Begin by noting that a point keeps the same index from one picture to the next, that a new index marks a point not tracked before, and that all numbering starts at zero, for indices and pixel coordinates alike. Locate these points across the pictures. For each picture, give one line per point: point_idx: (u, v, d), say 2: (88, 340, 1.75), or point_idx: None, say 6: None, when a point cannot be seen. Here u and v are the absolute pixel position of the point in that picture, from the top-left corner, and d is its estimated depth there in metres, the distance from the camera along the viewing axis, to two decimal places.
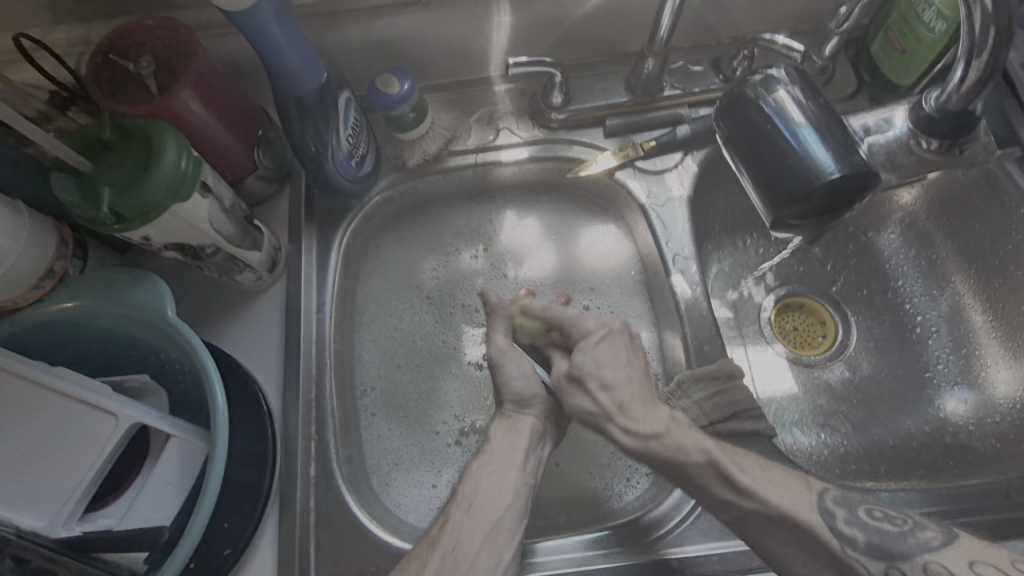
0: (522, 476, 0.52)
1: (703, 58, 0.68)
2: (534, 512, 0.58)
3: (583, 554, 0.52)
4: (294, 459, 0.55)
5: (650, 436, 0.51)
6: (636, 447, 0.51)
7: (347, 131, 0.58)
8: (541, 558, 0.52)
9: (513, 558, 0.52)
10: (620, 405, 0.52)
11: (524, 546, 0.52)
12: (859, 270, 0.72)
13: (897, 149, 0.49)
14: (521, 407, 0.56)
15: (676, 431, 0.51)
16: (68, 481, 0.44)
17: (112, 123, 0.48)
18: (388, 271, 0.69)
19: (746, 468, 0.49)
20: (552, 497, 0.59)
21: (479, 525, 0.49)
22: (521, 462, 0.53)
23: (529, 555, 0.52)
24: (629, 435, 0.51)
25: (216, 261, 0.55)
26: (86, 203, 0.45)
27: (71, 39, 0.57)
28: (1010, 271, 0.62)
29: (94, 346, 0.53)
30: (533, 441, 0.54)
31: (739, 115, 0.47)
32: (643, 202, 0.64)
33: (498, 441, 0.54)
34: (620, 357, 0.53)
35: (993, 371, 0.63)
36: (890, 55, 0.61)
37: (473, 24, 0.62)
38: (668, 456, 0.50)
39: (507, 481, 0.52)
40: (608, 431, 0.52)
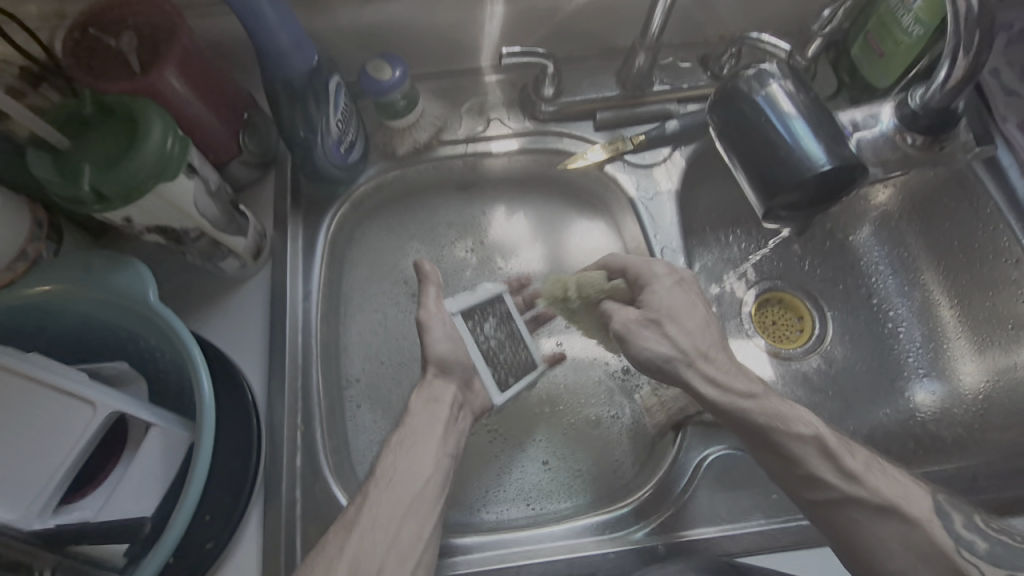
0: (444, 448, 0.51)
1: (692, 55, 0.69)
2: (462, 502, 0.58)
3: (519, 547, 0.52)
4: (280, 451, 0.54)
5: (747, 398, 0.49)
6: (726, 402, 0.49)
7: (337, 117, 0.57)
8: (480, 552, 0.52)
9: (449, 553, 0.52)
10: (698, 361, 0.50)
11: (442, 544, 0.53)
12: (834, 266, 0.74)
13: (882, 145, 0.51)
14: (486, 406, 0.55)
15: (776, 398, 0.49)
16: (41, 472, 0.42)
17: (93, 99, 0.46)
18: (374, 261, 0.68)
19: (856, 451, 0.47)
20: (484, 485, 0.59)
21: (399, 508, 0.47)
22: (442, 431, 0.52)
23: (466, 551, 0.52)
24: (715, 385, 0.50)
25: (199, 246, 0.53)
26: (64, 181, 0.43)
27: (43, 13, 0.55)
28: (976, 268, 0.65)
29: (70, 333, 0.50)
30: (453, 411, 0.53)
31: (732, 108, 0.48)
32: (633, 196, 0.65)
33: (418, 410, 0.52)
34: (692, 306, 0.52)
35: (960, 364, 0.66)
36: (869, 58, 0.63)
37: (466, 12, 0.62)
38: (764, 420, 0.48)
39: (426, 454, 0.50)
40: (691, 379, 0.50)
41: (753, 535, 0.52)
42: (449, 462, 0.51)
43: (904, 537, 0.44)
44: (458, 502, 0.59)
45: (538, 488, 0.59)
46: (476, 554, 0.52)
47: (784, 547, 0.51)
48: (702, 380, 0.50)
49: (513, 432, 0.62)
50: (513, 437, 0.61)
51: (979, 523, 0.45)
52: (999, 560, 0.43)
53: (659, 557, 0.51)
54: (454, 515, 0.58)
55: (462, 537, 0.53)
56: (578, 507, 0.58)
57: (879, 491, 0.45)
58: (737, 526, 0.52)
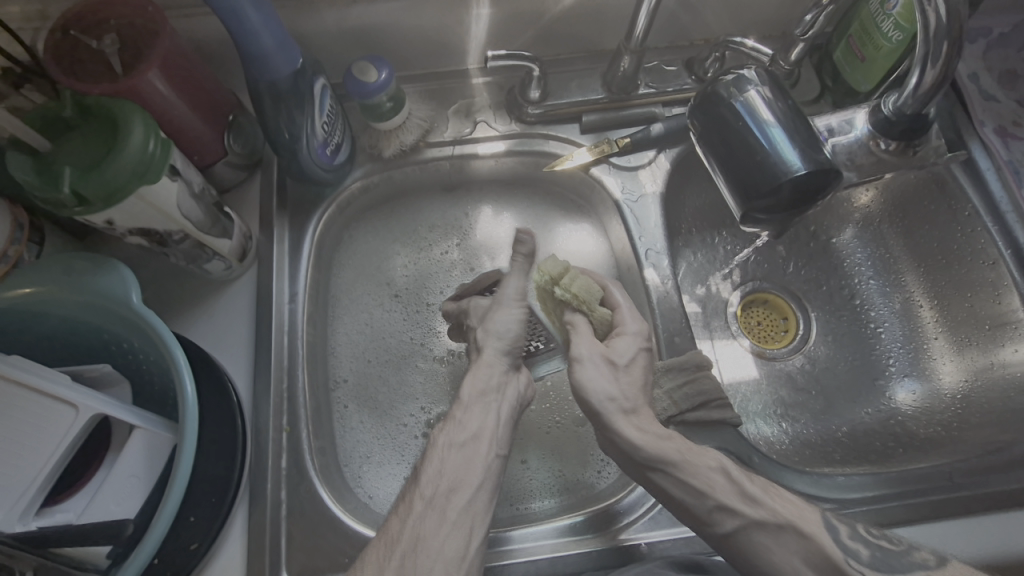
0: (496, 449, 0.46)
1: (677, 58, 0.69)
2: (501, 499, 0.59)
3: (572, 536, 0.53)
4: (265, 452, 0.54)
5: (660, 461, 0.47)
6: (648, 446, 0.46)
7: (322, 118, 0.57)
8: (532, 542, 0.53)
9: (505, 543, 0.53)
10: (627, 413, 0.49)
11: (496, 535, 0.53)
12: (818, 267, 0.75)
13: (857, 150, 0.52)
14: None
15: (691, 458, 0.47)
16: (23, 474, 0.42)
17: (73, 101, 0.46)
18: (361, 262, 0.68)
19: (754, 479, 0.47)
20: (518, 479, 0.60)
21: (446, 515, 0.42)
22: (495, 429, 0.47)
23: (522, 540, 0.53)
24: (641, 433, 0.47)
25: (183, 248, 0.53)
26: (44, 184, 0.43)
27: (26, 13, 0.55)
28: (955, 269, 0.66)
29: (52, 334, 0.50)
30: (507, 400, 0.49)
31: (712, 114, 0.49)
32: (618, 198, 0.66)
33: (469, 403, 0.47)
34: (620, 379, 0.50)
35: (940, 363, 0.67)
36: (851, 63, 0.64)
37: (451, 15, 0.62)
38: (674, 458, 0.46)
39: (476, 455, 0.45)
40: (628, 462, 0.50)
41: None
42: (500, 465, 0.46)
43: (803, 550, 0.44)
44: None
45: (523, 487, 0.60)
46: (526, 544, 0.53)
47: None
48: (631, 429, 0.47)
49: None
50: (526, 430, 0.62)
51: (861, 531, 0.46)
52: (879, 564, 0.44)
53: (642, 555, 0.52)
54: (497, 513, 0.58)
55: (516, 529, 0.54)
56: (565, 506, 0.58)
57: (779, 514, 0.45)
58: None
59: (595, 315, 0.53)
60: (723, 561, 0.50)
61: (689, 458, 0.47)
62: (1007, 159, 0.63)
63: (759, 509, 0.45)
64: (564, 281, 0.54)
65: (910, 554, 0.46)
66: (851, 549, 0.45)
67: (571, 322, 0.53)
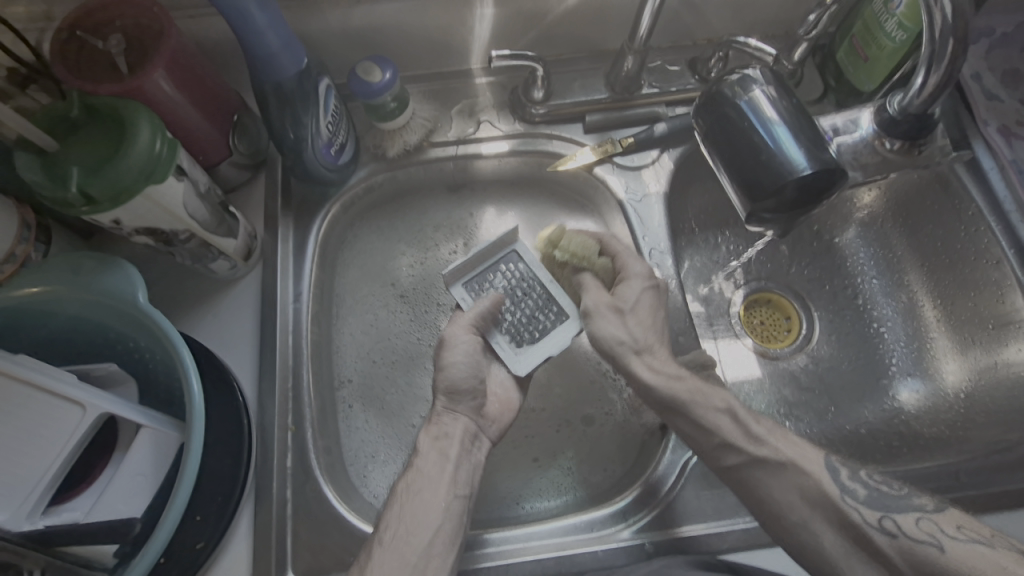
0: (452, 490, 0.52)
1: (680, 58, 0.69)
2: (479, 501, 0.59)
3: (551, 539, 0.53)
4: (270, 451, 0.54)
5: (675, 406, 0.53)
6: (660, 384, 0.53)
7: (327, 119, 0.57)
8: (508, 545, 0.52)
9: (479, 546, 0.53)
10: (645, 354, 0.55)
11: (469, 538, 0.53)
12: (821, 267, 0.75)
13: (862, 149, 0.52)
14: (451, 406, 0.56)
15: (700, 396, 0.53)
16: (32, 472, 0.43)
17: (81, 101, 0.46)
18: (366, 261, 0.68)
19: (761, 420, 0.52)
20: (506, 480, 0.60)
21: (406, 555, 0.47)
22: (453, 474, 0.52)
23: (496, 544, 0.53)
24: (655, 372, 0.54)
25: (188, 248, 0.53)
26: (52, 183, 0.43)
27: (32, 13, 0.55)
28: (959, 269, 0.66)
29: (59, 333, 0.50)
30: (463, 449, 0.54)
31: (716, 113, 0.49)
32: (622, 197, 0.66)
33: (428, 451, 0.53)
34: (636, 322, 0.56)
35: (944, 363, 0.68)
36: (855, 63, 0.64)
37: (456, 15, 0.62)
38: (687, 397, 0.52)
39: (434, 497, 0.51)
40: None
41: (738, 532, 0.52)
42: (459, 504, 0.51)
43: (797, 488, 0.48)
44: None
45: (527, 487, 0.60)
46: (501, 547, 0.52)
47: (768, 544, 0.52)
48: (645, 370, 0.54)
49: (506, 430, 0.63)
50: (518, 434, 0.63)
51: (864, 477, 0.49)
52: (875, 503, 0.47)
53: (647, 554, 0.52)
54: (477, 515, 0.58)
55: (492, 532, 0.54)
56: (570, 505, 0.58)
57: (780, 452, 0.50)
58: (723, 523, 0.53)
59: (596, 266, 0.58)
60: (728, 560, 0.50)
61: (701, 399, 0.53)
62: (1011, 159, 0.63)
63: (762, 447, 0.50)
64: (563, 242, 0.58)
65: (908, 498, 0.47)
66: (848, 488, 0.48)
67: (578, 280, 0.58)
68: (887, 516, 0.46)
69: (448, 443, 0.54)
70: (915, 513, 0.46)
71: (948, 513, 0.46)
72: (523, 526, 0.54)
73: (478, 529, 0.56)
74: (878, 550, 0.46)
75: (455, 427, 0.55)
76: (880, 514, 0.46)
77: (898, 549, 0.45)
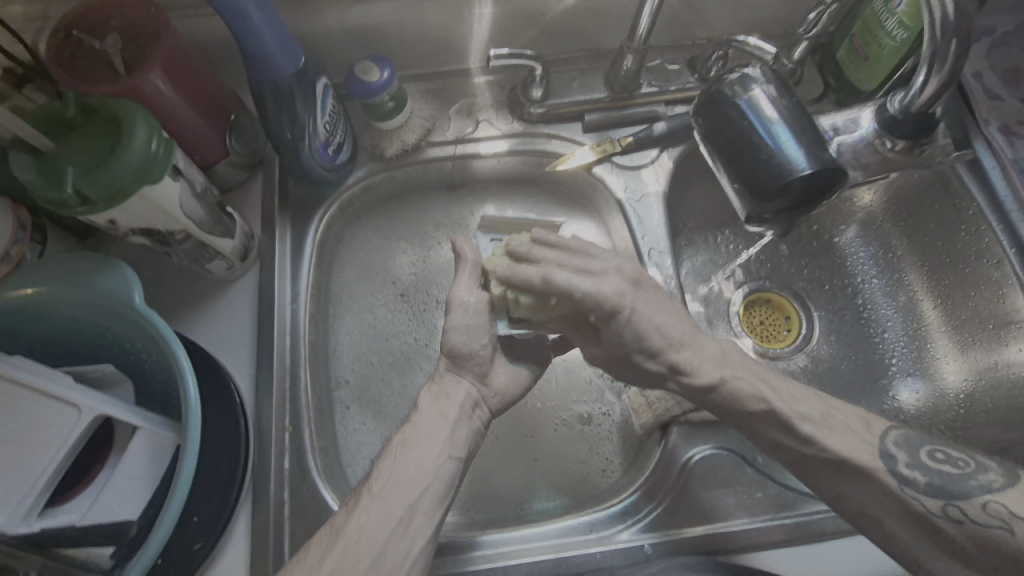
0: (448, 451, 0.47)
1: (680, 57, 0.69)
2: (476, 501, 0.59)
3: (549, 541, 0.52)
4: (268, 453, 0.54)
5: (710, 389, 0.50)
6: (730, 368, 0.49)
7: (323, 118, 0.57)
8: (505, 548, 0.52)
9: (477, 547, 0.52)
10: (664, 352, 0.50)
11: (466, 539, 0.53)
12: (820, 266, 0.75)
13: (862, 149, 0.52)
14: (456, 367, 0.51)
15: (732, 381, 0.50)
16: (26, 475, 0.42)
17: (76, 101, 0.45)
18: (363, 262, 0.68)
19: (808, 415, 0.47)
20: (502, 481, 0.60)
21: (393, 508, 0.44)
22: (450, 435, 0.48)
23: (493, 545, 0.52)
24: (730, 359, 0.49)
25: (185, 248, 0.53)
26: (47, 184, 0.42)
27: (27, 13, 0.55)
28: (959, 269, 0.66)
29: (54, 334, 0.50)
30: (465, 413, 0.50)
31: (716, 112, 0.48)
32: (621, 197, 0.65)
33: (427, 407, 0.49)
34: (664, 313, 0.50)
35: (944, 363, 0.67)
36: (855, 61, 0.64)
37: (454, 14, 0.62)
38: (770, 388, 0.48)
39: (428, 454, 0.47)
40: None
41: (737, 534, 0.52)
42: (452, 466, 0.47)
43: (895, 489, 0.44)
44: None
45: (525, 487, 0.59)
46: (498, 549, 0.52)
47: (767, 546, 0.52)
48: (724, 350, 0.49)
49: (503, 430, 0.62)
50: (514, 434, 0.62)
51: (920, 456, 0.45)
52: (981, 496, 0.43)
53: (645, 556, 0.51)
54: (472, 516, 0.58)
55: (488, 534, 0.53)
56: (568, 506, 0.58)
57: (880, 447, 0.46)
58: (722, 525, 0.52)
59: None
60: (727, 562, 0.50)
61: (738, 396, 0.49)
62: (1013, 158, 0.62)
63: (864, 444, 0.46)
64: None
65: (975, 477, 0.44)
66: (909, 479, 0.44)
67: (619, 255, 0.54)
68: (953, 503, 0.43)
69: (448, 403, 0.49)
70: (983, 496, 0.43)
71: (1019, 490, 0.42)
72: (518, 527, 0.54)
73: (474, 530, 0.56)
74: (947, 538, 0.43)
75: (456, 389, 0.50)
76: (946, 502, 0.43)
77: (968, 537, 0.42)
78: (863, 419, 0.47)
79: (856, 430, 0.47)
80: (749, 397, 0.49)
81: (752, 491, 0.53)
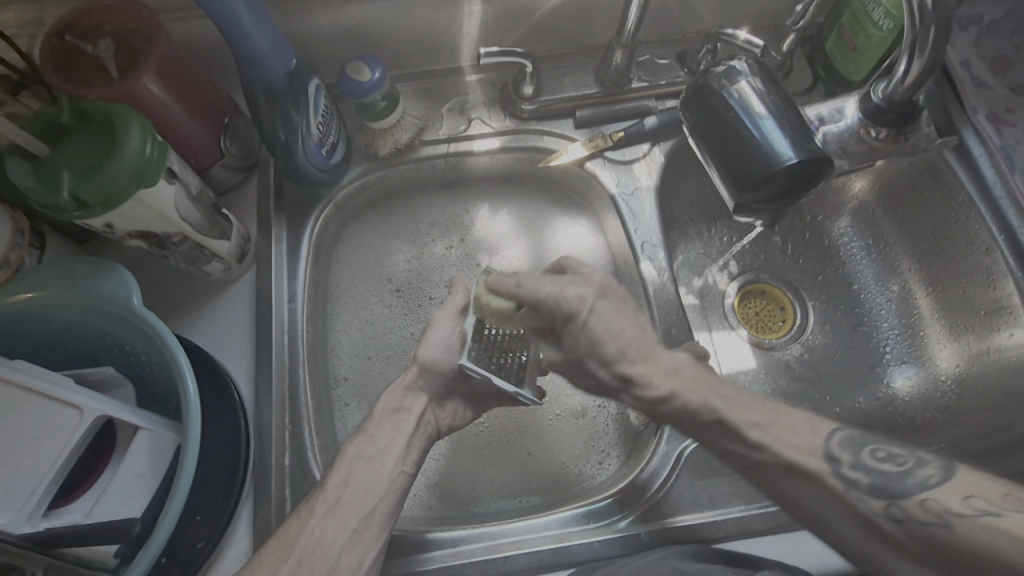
0: (400, 466, 0.49)
1: (670, 51, 0.69)
2: (476, 495, 0.60)
3: (546, 533, 0.53)
4: (268, 450, 0.54)
5: (661, 401, 0.50)
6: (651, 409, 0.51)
7: (317, 119, 0.57)
8: (506, 540, 0.53)
9: (476, 538, 0.53)
10: (617, 362, 0.51)
11: (464, 533, 0.53)
12: (814, 255, 0.76)
13: (848, 138, 0.53)
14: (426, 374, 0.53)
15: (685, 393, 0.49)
16: (29, 478, 0.43)
17: (71, 106, 0.46)
18: (360, 260, 0.69)
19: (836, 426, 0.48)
20: (501, 474, 0.61)
21: (348, 520, 0.45)
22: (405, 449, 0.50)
23: (492, 536, 0.53)
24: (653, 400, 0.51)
25: (182, 250, 0.54)
26: (44, 189, 0.43)
27: (21, 20, 0.55)
28: (950, 256, 0.67)
29: (55, 337, 0.51)
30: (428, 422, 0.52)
31: (704, 105, 0.49)
32: (613, 192, 0.66)
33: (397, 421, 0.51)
34: (611, 327, 0.50)
35: (937, 351, 0.68)
36: (843, 52, 0.64)
37: (444, 13, 0.63)
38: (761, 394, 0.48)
39: (382, 471, 0.48)
40: None
41: (733, 521, 0.53)
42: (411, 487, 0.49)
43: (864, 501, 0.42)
44: (446, 494, 0.60)
45: (524, 479, 0.60)
46: (498, 540, 0.53)
47: (765, 532, 0.52)
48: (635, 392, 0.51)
49: (502, 427, 0.63)
50: (512, 430, 0.63)
51: (863, 458, 0.43)
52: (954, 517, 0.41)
53: (643, 544, 0.52)
54: (470, 510, 0.59)
55: (487, 525, 0.54)
56: (567, 497, 0.59)
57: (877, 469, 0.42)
58: (717, 512, 0.53)
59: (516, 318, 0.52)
60: (724, 550, 0.51)
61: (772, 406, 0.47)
62: (1000, 145, 0.63)
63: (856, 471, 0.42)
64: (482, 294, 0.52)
65: (913, 475, 0.41)
66: (849, 480, 0.42)
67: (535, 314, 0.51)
68: (895, 504, 0.41)
69: (410, 417, 0.52)
70: (921, 494, 0.40)
71: (956, 484, 0.40)
72: (517, 519, 0.55)
73: (474, 522, 0.57)
74: (890, 537, 0.41)
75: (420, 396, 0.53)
76: (888, 503, 0.41)
77: (909, 535, 0.40)
78: (808, 421, 0.45)
79: (805, 433, 0.45)
80: (698, 408, 0.48)
81: (747, 479, 0.54)
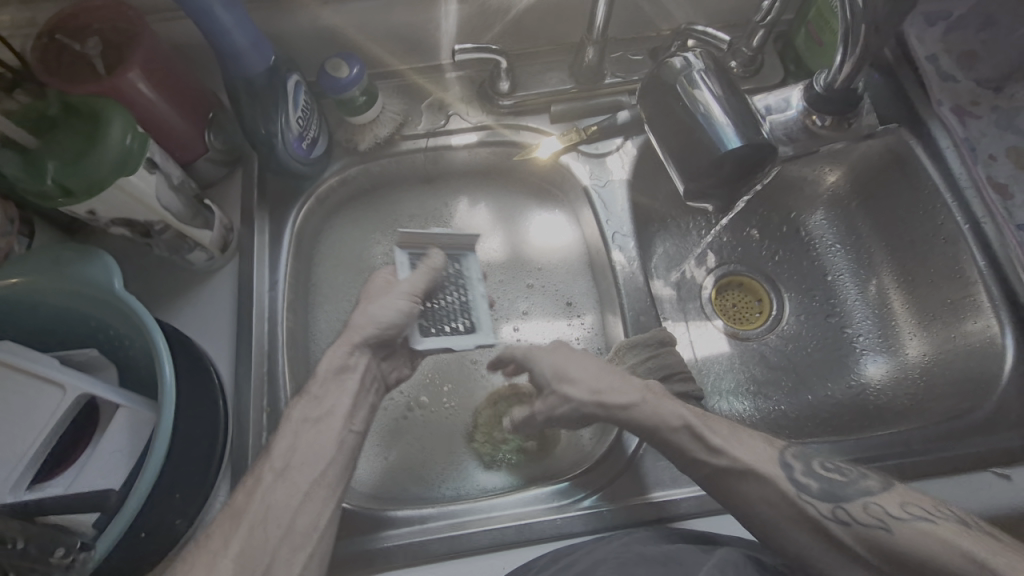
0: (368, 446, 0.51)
1: (643, 49, 0.71)
2: (450, 476, 0.61)
3: (514, 510, 0.54)
4: (245, 430, 0.56)
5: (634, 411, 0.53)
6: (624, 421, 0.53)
7: (297, 113, 0.59)
8: (477, 516, 0.54)
9: (449, 516, 0.54)
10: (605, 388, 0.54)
11: (437, 511, 0.55)
12: (789, 248, 0.77)
13: (793, 126, 0.56)
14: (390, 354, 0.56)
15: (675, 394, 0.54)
16: (12, 451, 0.45)
17: (59, 101, 0.49)
18: (343, 252, 0.71)
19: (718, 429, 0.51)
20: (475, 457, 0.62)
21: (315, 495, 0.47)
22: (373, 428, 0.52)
23: (463, 513, 0.54)
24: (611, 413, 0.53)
25: (166, 239, 0.56)
26: (31, 176, 0.45)
27: (15, 21, 0.58)
28: (918, 246, 0.68)
29: (45, 321, 0.53)
30: None
31: (659, 93, 0.51)
32: (587, 184, 0.68)
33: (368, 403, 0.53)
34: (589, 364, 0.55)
35: (907, 340, 0.69)
36: (810, 48, 0.66)
37: (422, 14, 0.65)
38: None
39: (329, 433, 0.51)
40: None
41: (694, 500, 0.54)
42: None
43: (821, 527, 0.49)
44: (421, 476, 0.61)
45: (499, 459, 0.62)
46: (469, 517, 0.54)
47: (725, 511, 0.54)
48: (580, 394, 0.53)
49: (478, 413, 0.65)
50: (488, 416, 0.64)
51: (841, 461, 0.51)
52: (831, 496, 0.48)
53: (605, 523, 0.53)
54: (444, 491, 0.61)
55: (458, 504, 0.55)
56: (539, 479, 0.60)
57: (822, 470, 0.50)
58: (679, 491, 0.55)
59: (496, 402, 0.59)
60: (684, 529, 0.52)
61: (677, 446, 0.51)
62: (964, 136, 0.65)
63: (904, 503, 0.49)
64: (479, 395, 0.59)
65: (860, 483, 0.49)
66: (803, 483, 0.49)
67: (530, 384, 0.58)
68: (843, 506, 0.48)
69: None
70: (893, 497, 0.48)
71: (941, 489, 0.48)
72: (487, 498, 0.56)
73: (446, 502, 0.58)
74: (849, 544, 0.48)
75: None
76: (839, 505, 0.48)
77: (856, 537, 0.47)
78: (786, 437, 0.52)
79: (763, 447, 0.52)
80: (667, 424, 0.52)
81: None
